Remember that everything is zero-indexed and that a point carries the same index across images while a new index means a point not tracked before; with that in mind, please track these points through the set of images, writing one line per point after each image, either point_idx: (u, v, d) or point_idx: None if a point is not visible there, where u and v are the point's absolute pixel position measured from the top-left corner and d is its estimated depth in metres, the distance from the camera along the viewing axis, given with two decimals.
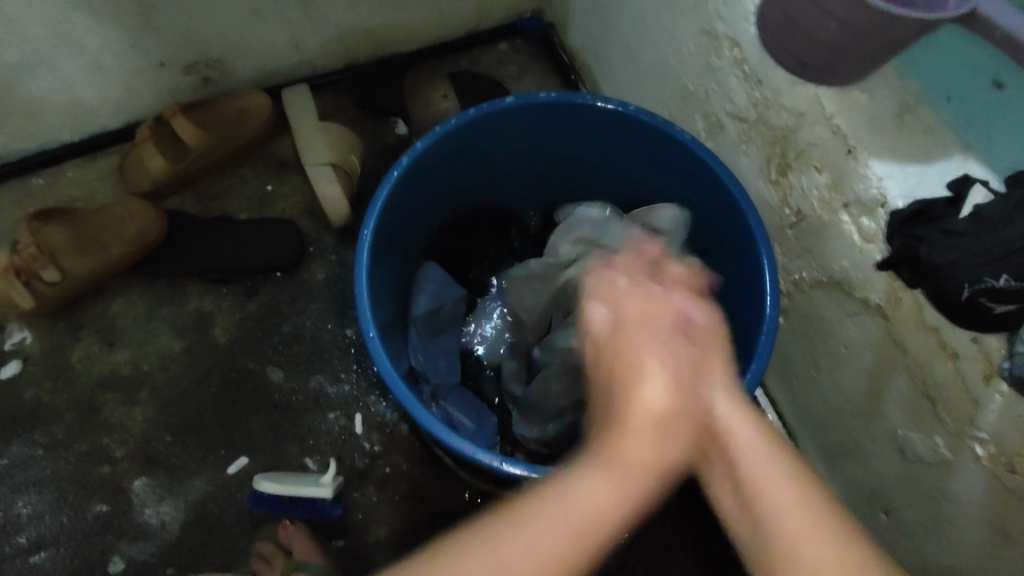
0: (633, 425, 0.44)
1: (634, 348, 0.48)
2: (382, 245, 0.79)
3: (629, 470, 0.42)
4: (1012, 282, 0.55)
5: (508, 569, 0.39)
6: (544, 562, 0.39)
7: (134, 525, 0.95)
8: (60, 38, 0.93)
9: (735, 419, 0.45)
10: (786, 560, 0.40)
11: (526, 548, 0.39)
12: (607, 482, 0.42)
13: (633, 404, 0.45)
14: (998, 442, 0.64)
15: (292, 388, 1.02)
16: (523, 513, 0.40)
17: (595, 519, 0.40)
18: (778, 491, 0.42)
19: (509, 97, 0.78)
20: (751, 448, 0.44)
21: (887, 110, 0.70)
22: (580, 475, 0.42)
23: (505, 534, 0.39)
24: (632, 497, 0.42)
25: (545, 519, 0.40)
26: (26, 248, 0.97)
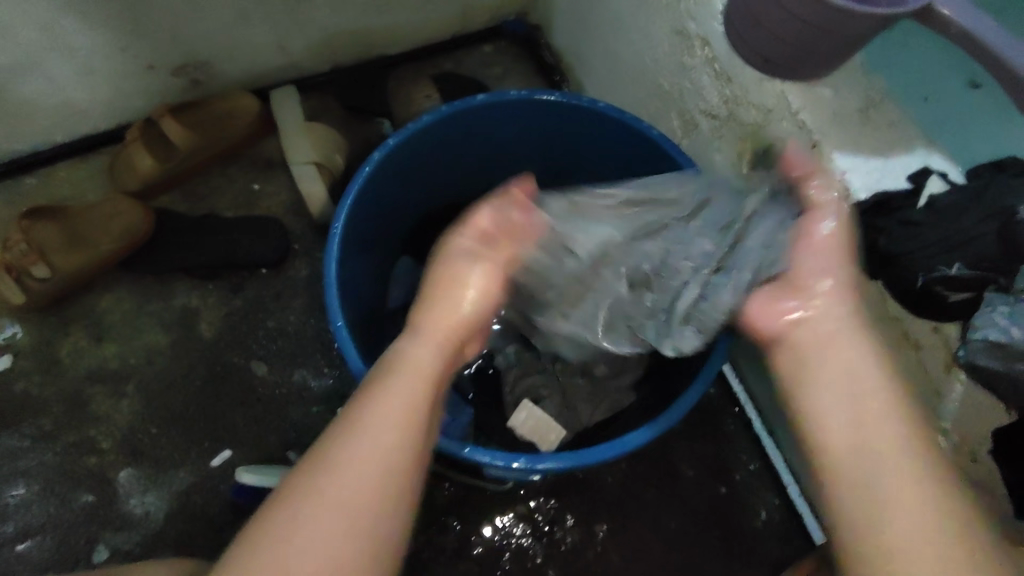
0: (453, 308, 0.64)
1: (458, 272, 0.65)
2: (355, 238, 0.80)
3: (439, 337, 0.62)
4: (966, 270, 0.57)
5: (373, 449, 0.54)
6: (398, 440, 0.55)
7: (120, 515, 0.96)
8: (50, 39, 0.95)
9: (869, 370, 0.58)
10: (881, 498, 0.52)
11: (382, 444, 0.54)
12: (423, 347, 0.61)
13: (447, 303, 0.64)
14: (960, 431, 0.64)
15: (276, 382, 1.04)
16: (367, 421, 0.55)
17: (423, 383, 0.59)
18: (891, 430, 0.55)
19: (480, 94, 0.79)
20: (866, 393, 0.57)
21: (850, 106, 0.70)
22: (408, 356, 0.60)
23: (368, 432, 0.54)
24: (445, 359, 0.62)
25: (393, 395, 0.57)
26: (17, 244, 0.99)
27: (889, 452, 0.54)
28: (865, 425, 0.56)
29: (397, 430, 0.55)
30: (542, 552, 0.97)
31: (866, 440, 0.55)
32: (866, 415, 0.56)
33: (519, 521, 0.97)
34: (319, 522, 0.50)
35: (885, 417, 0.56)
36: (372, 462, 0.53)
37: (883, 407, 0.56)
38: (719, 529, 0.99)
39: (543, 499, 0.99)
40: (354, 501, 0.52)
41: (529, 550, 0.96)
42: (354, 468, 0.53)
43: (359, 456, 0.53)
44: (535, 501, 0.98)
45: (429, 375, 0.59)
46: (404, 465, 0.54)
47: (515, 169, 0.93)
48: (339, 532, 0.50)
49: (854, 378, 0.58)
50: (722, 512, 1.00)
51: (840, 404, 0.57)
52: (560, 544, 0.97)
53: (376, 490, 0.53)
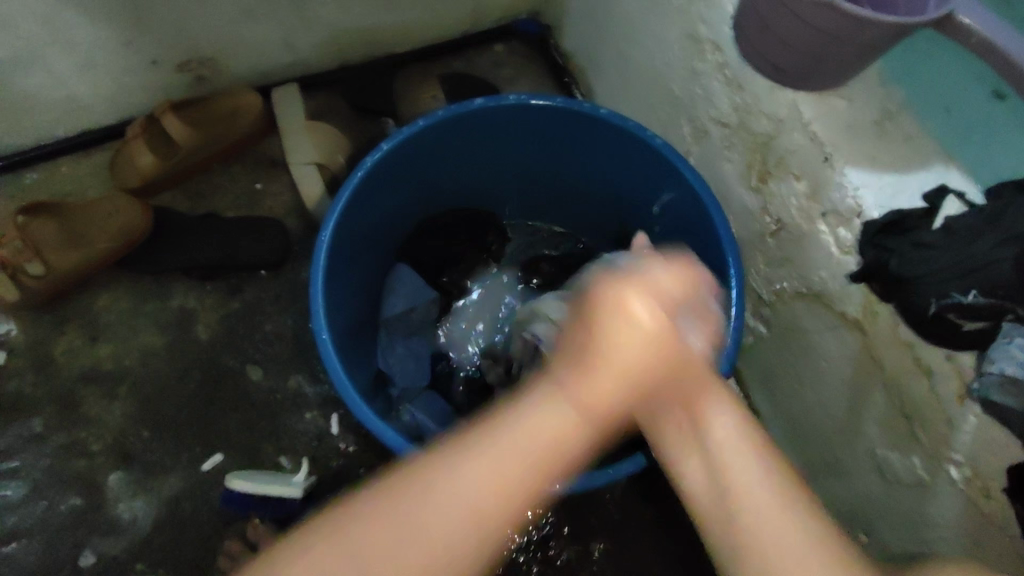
0: (632, 348, 0.48)
1: (621, 297, 0.49)
2: (345, 245, 0.78)
3: (584, 401, 0.46)
4: (981, 298, 0.53)
5: (459, 489, 0.43)
6: (505, 489, 0.43)
7: (107, 520, 0.95)
8: (50, 34, 0.94)
9: (721, 406, 0.48)
10: (747, 538, 0.44)
11: (491, 469, 0.43)
12: (566, 411, 0.46)
13: (617, 349, 0.48)
14: (973, 466, 0.61)
15: (270, 387, 1.02)
16: (490, 440, 0.44)
17: (556, 443, 0.45)
18: (738, 457, 0.46)
19: (478, 98, 0.77)
20: (725, 441, 0.47)
21: (866, 118, 0.67)
22: (538, 413, 0.45)
23: (504, 428, 0.45)
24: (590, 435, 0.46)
25: (510, 437, 0.44)
26: (12, 241, 0.98)
27: (742, 493, 0.45)
28: (719, 465, 0.46)
29: (500, 473, 0.43)
30: (535, 570, 0.94)
31: (735, 484, 0.45)
32: (713, 455, 0.47)
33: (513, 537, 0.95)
34: (415, 530, 0.42)
35: (734, 434, 0.47)
36: (443, 512, 0.43)
37: (730, 443, 0.47)
38: None
39: (538, 514, 0.96)
40: (440, 515, 0.42)
41: (522, 567, 0.94)
42: (460, 483, 0.43)
43: (529, 424, 0.45)
44: (531, 516, 0.96)
45: (591, 409, 0.46)
46: (499, 516, 0.43)
47: (516, 175, 0.91)
48: (416, 556, 0.42)
49: (698, 416, 0.48)
50: None
51: (699, 455, 0.47)
52: (553, 562, 0.95)
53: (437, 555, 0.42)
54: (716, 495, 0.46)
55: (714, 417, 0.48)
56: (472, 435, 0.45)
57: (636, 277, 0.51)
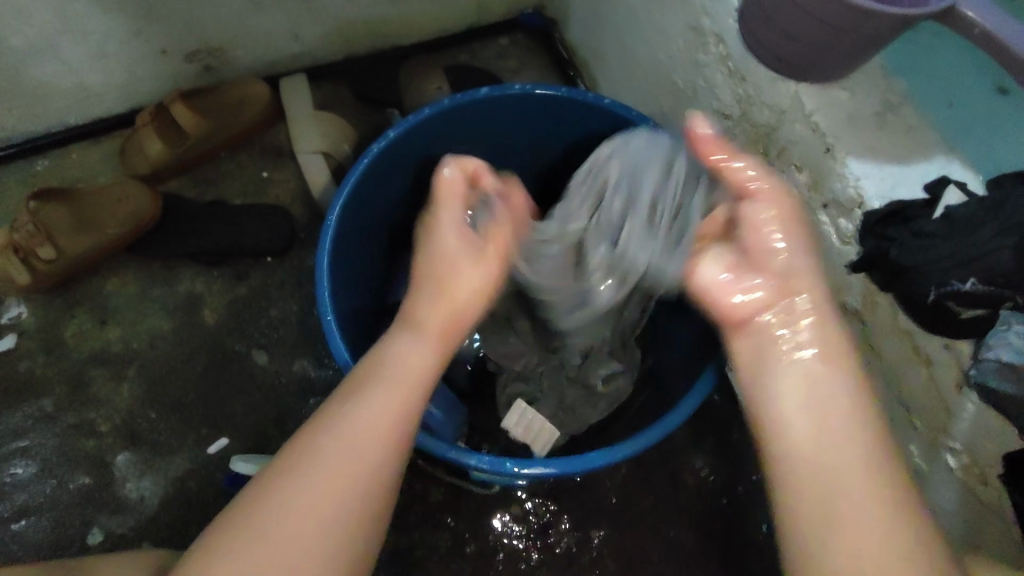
0: (466, 290, 0.64)
1: (443, 254, 0.65)
2: (351, 231, 0.79)
3: (441, 335, 0.61)
4: (980, 286, 0.53)
5: (345, 444, 0.53)
6: (368, 432, 0.53)
7: (116, 498, 0.97)
8: (62, 23, 0.95)
9: (847, 396, 0.52)
10: (844, 485, 0.48)
11: (363, 416, 0.54)
12: (421, 343, 0.60)
13: (448, 276, 0.64)
14: (971, 453, 0.62)
15: (277, 371, 1.04)
16: (353, 398, 0.55)
17: (418, 385, 0.57)
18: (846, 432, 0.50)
19: (483, 87, 0.78)
20: (846, 402, 0.51)
21: (868, 108, 0.67)
22: (395, 348, 0.59)
23: (342, 416, 0.54)
24: (441, 353, 0.61)
25: (377, 392, 0.55)
26: (25, 225, 0.99)
27: (848, 473, 0.48)
28: (829, 429, 0.50)
29: (371, 432, 0.53)
30: (537, 554, 0.95)
31: (836, 442, 0.50)
32: (826, 422, 0.51)
33: (514, 522, 0.96)
34: (310, 498, 0.50)
35: (841, 414, 0.51)
36: (327, 474, 0.51)
37: (842, 427, 0.50)
38: (719, 539, 0.97)
39: (540, 502, 0.97)
40: (332, 483, 0.51)
41: (524, 552, 0.95)
42: (340, 448, 0.52)
43: (338, 433, 0.53)
44: (533, 503, 0.97)
45: (431, 331, 0.61)
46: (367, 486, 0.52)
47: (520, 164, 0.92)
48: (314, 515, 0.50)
49: (826, 390, 0.52)
50: (721, 523, 0.98)
51: (810, 417, 0.52)
52: (555, 547, 0.96)
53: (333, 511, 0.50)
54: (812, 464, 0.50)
55: (828, 388, 0.52)
56: (345, 392, 0.56)
57: (453, 197, 0.66)
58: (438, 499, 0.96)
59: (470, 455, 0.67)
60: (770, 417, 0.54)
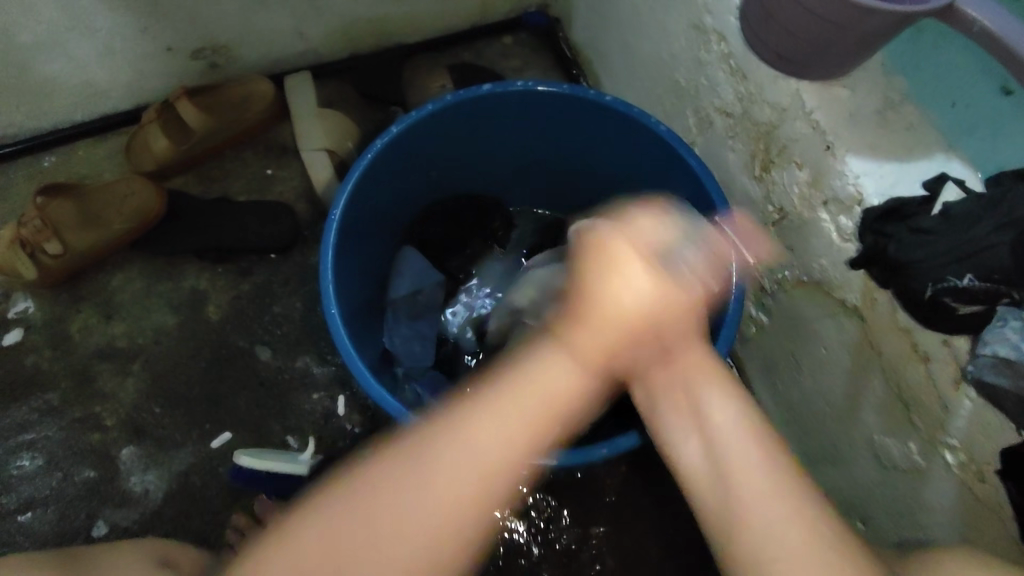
0: (610, 309, 0.51)
1: (618, 261, 0.53)
2: (353, 227, 0.80)
3: (581, 355, 0.51)
4: (977, 283, 0.54)
5: (471, 451, 0.48)
6: (507, 444, 0.48)
7: (120, 492, 0.98)
8: (69, 20, 0.96)
9: (732, 424, 0.51)
10: (751, 516, 0.48)
11: (487, 433, 0.48)
12: (569, 369, 0.51)
13: (609, 296, 0.52)
14: (968, 450, 0.62)
15: (279, 367, 1.04)
16: (474, 410, 0.49)
17: (545, 416, 0.49)
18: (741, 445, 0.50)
19: (486, 84, 0.79)
20: (728, 431, 0.51)
21: (868, 107, 0.68)
22: (549, 365, 0.50)
23: (472, 419, 0.49)
24: (592, 386, 0.51)
25: (519, 413, 0.49)
26: (31, 220, 0.99)
27: (750, 498, 0.48)
28: (728, 458, 0.50)
29: (507, 443, 0.48)
30: (536, 550, 0.96)
31: (737, 468, 0.49)
32: (724, 449, 0.50)
33: (515, 518, 0.97)
34: (403, 510, 0.47)
35: (739, 440, 0.50)
36: (467, 465, 0.48)
37: (747, 451, 0.50)
38: None
39: (540, 498, 0.98)
40: (432, 496, 0.47)
41: (523, 548, 0.96)
42: (456, 455, 0.48)
43: (472, 445, 0.48)
44: (533, 499, 0.97)
45: (579, 354, 0.51)
46: (474, 502, 0.47)
47: (522, 161, 0.92)
48: (437, 511, 0.47)
49: (709, 417, 0.51)
50: None
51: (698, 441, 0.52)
52: (555, 543, 0.96)
53: (446, 517, 0.47)
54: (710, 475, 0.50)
55: (719, 407, 0.51)
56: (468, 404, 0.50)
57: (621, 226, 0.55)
58: None
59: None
60: (679, 444, 0.53)
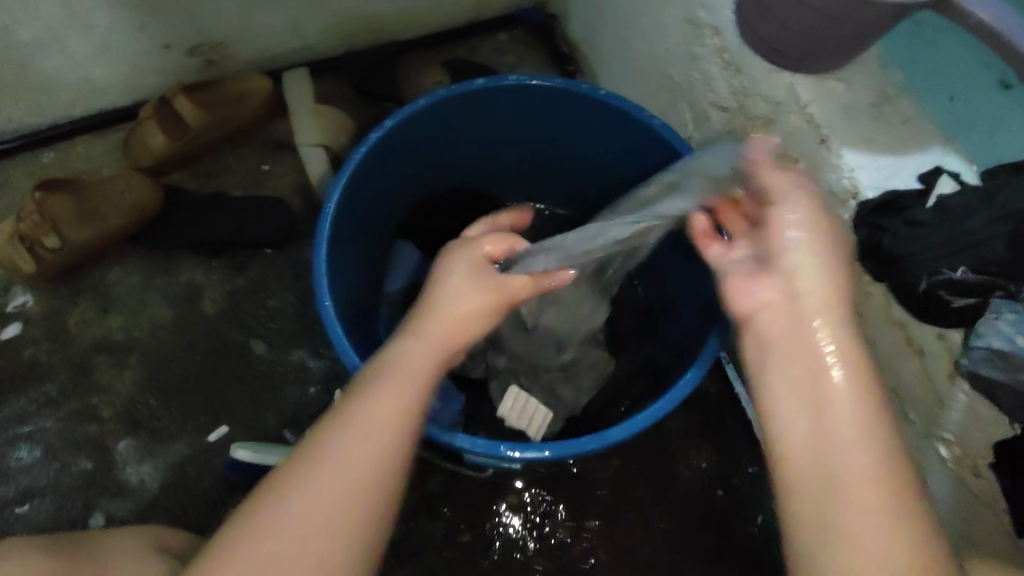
0: (451, 315, 0.62)
1: (443, 296, 0.63)
2: (347, 220, 0.80)
3: (433, 339, 0.61)
4: (971, 275, 0.54)
5: (332, 467, 0.53)
6: (376, 434, 0.55)
7: (116, 483, 0.98)
8: (67, 16, 0.96)
9: (863, 431, 0.49)
10: (845, 514, 0.47)
11: (339, 450, 0.54)
12: (418, 346, 0.60)
13: (449, 308, 0.62)
14: (963, 443, 0.62)
15: (275, 361, 1.05)
16: (327, 437, 0.55)
17: (401, 404, 0.57)
18: (861, 439, 0.48)
19: (480, 77, 0.78)
20: (854, 440, 0.48)
21: (864, 100, 0.67)
22: (398, 352, 0.60)
23: (330, 442, 0.54)
24: (433, 360, 0.60)
25: (374, 406, 0.56)
26: (30, 215, 1.00)
27: (858, 501, 0.47)
28: (841, 465, 0.48)
29: (362, 447, 0.54)
30: (532, 545, 0.96)
31: (850, 477, 0.48)
32: (840, 464, 0.48)
33: (510, 512, 0.97)
34: (276, 552, 0.50)
35: (865, 460, 0.48)
36: (332, 482, 0.52)
37: (854, 457, 0.48)
38: (715, 532, 0.97)
39: (535, 493, 0.98)
40: (305, 533, 0.51)
41: (518, 542, 0.96)
42: (319, 478, 0.53)
43: (332, 460, 0.53)
44: (529, 494, 0.98)
45: (433, 339, 0.61)
46: (353, 499, 0.53)
47: (517, 155, 0.92)
48: (308, 543, 0.51)
49: (835, 425, 0.49)
50: (718, 514, 0.98)
51: (808, 421, 0.50)
52: (550, 538, 0.96)
53: (324, 532, 0.51)
54: (811, 457, 0.50)
55: (842, 403, 0.50)
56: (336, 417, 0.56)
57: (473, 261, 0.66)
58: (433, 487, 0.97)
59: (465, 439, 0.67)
60: (781, 429, 0.51)
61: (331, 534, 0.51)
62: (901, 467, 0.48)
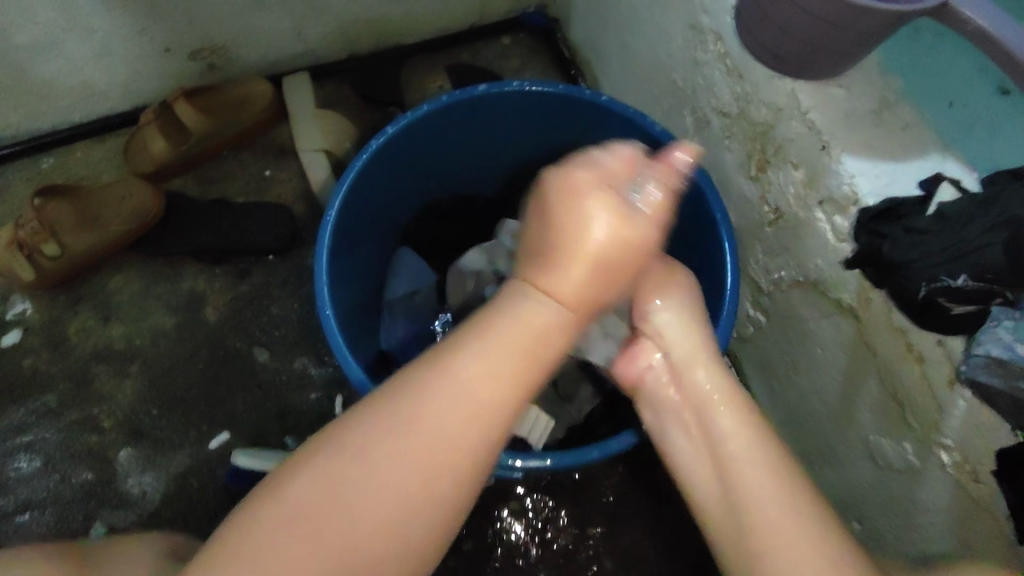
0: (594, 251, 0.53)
1: (579, 210, 0.53)
2: (349, 227, 0.80)
3: (573, 306, 0.53)
4: (971, 282, 0.54)
5: (449, 410, 0.48)
6: (483, 388, 0.49)
7: (117, 493, 0.98)
8: (67, 21, 0.96)
9: (759, 473, 0.54)
10: (758, 530, 0.52)
11: (475, 387, 0.49)
12: (547, 303, 0.53)
13: (581, 238, 0.53)
14: (963, 450, 0.62)
15: (276, 368, 1.04)
16: (441, 374, 0.49)
17: (528, 351, 0.51)
18: (753, 470, 0.54)
19: (481, 84, 0.78)
20: (749, 477, 0.54)
21: (865, 106, 0.68)
22: (520, 306, 0.52)
23: (458, 375, 0.49)
24: (569, 327, 0.53)
25: (494, 350, 0.50)
26: (30, 222, 0.99)
27: (773, 532, 0.51)
28: (743, 496, 0.54)
29: (478, 393, 0.49)
30: (533, 551, 0.96)
31: (748, 501, 0.53)
32: (743, 499, 0.53)
33: (512, 519, 0.97)
34: (371, 492, 0.46)
35: (769, 492, 0.53)
36: (443, 429, 0.48)
37: (756, 489, 0.53)
38: None
39: (537, 498, 0.98)
40: (405, 474, 0.47)
41: (520, 548, 0.96)
42: (418, 426, 0.48)
43: (443, 399, 0.48)
44: (531, 500, 0.98)
45: (569, 303, 0.53)
46: (463, 454, 0.48)
47: (518, 161, 0.92)
48: (393, 489, 0.47)
49: (728, 467, 0.56)
50: None
51: (707, 463, 0.58)
52: (551, 544, 0.96)
53: (423, 478, 0.47)
54: (722, 504, 0.55)
55: (734, 441, 0.57)
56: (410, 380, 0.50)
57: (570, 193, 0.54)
58: None
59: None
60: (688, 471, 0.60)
61: (432, 483, 0.47)
62: (801, 499, 0.52)
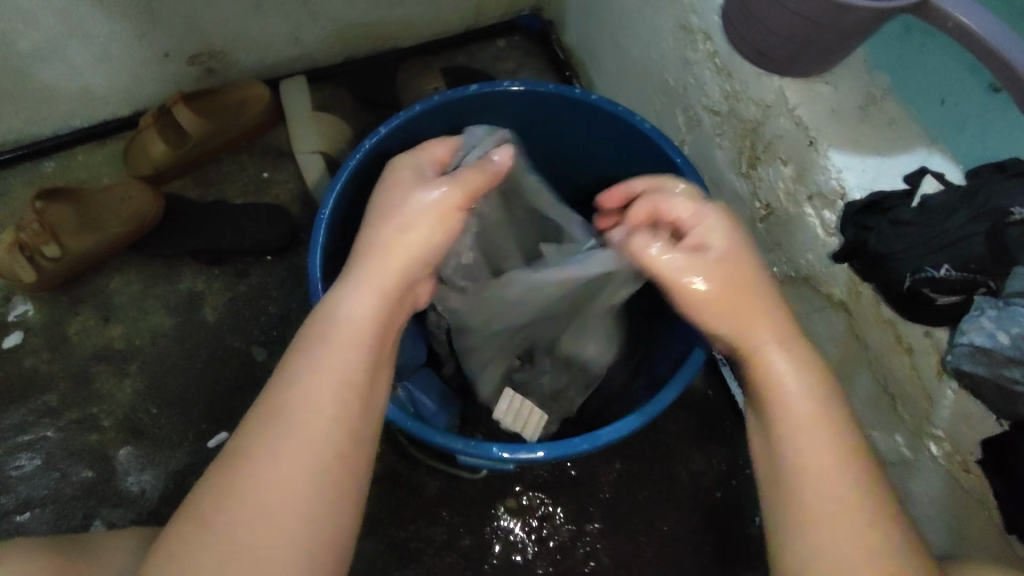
0: (391, 256, 0.58)
1: (399, 206, 0.60)
2: (342, 226, 0.80)
3: (382, 285, 0.57)
4: (954, 272, 0.55)
5: (308, 415, 0.50)
6: (338, 382, 0.52)
7: (117, 492, 0.99)
8: (67, 26, 0.97)
9: (827, 442, 0.52)
10: (812, 506, 0.50)
11: (321, 391, 0.51)
12: (364, 294, 0.56)
13: (398, 233, 0.58)
14: (952, 440, 0.63)
15: (274, 367, 1.05)
16: (294, 385, 0.52)
17: (360, 339, 0.54)
18: (819, 436, 0.52)
19: (474, 84, 0.80)
20: (818, 453, 0.51)
21: (851, 103, 0.68)
22: (340, 305, 0.55)
23: (305, 384, 0.52)
24: (386, 304, 0.57)
25: (329, 351, 0.53)
26: (29, 224, 1.00)
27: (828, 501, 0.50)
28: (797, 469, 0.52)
29: (332, 393, 0.52)
30: (530, 548, 0.96)
31: (810, 472, 0.51)
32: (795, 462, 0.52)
33: (509, 516, 0.97)
34: (254, 516, 0.47)
35: (827, 470, 0.51)
36: (307, 434, 0.50)
37: (823, 471, 0.51)
38: (714, 532, 0.98)
39: (533, 496, 0.98)
40: (282, 490, 0.48)
41: (517, 545, 0.96)
42: (282, 438, 0.49)
43: (303, 406, 0.51)
44: (527, 497, 0.98)
45: (377, 282, 0.57)
46: (337, 447, 0.50)
47: None
48: (276, 509, 0.48)
49: (797, 431, 0.53)
50: (717, 515, 0.99)
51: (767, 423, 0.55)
52: (548, 541, 0.96)
53: (301, 488, 0.48)
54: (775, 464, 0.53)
55: (809, 418, 0.53)
56: (293, 354, 0.54)
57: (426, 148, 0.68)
58: (432, 491, 0.98)
59: (458, 440, 0.68)
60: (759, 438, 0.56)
61: (312, 494, 0.49)
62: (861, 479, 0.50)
